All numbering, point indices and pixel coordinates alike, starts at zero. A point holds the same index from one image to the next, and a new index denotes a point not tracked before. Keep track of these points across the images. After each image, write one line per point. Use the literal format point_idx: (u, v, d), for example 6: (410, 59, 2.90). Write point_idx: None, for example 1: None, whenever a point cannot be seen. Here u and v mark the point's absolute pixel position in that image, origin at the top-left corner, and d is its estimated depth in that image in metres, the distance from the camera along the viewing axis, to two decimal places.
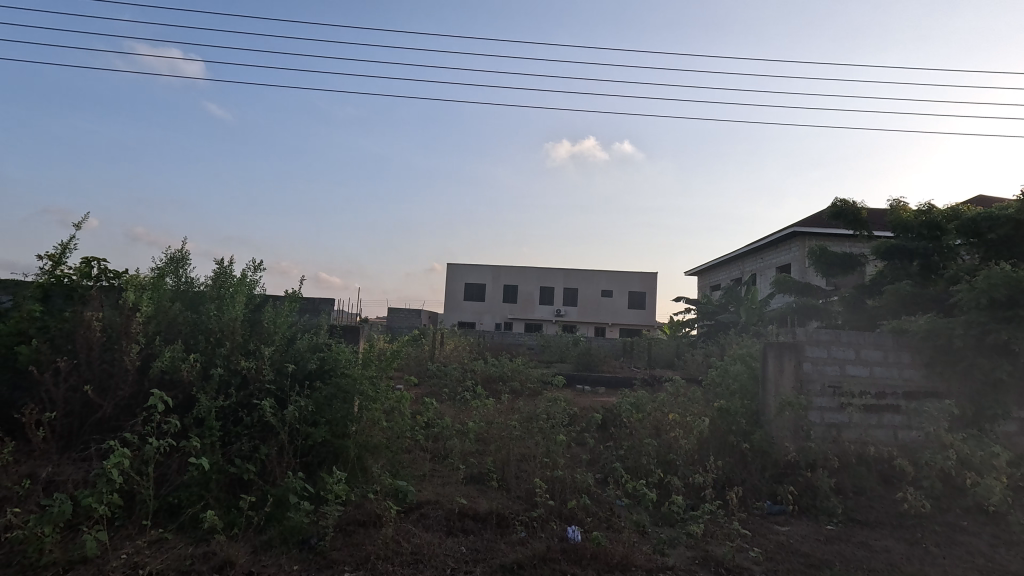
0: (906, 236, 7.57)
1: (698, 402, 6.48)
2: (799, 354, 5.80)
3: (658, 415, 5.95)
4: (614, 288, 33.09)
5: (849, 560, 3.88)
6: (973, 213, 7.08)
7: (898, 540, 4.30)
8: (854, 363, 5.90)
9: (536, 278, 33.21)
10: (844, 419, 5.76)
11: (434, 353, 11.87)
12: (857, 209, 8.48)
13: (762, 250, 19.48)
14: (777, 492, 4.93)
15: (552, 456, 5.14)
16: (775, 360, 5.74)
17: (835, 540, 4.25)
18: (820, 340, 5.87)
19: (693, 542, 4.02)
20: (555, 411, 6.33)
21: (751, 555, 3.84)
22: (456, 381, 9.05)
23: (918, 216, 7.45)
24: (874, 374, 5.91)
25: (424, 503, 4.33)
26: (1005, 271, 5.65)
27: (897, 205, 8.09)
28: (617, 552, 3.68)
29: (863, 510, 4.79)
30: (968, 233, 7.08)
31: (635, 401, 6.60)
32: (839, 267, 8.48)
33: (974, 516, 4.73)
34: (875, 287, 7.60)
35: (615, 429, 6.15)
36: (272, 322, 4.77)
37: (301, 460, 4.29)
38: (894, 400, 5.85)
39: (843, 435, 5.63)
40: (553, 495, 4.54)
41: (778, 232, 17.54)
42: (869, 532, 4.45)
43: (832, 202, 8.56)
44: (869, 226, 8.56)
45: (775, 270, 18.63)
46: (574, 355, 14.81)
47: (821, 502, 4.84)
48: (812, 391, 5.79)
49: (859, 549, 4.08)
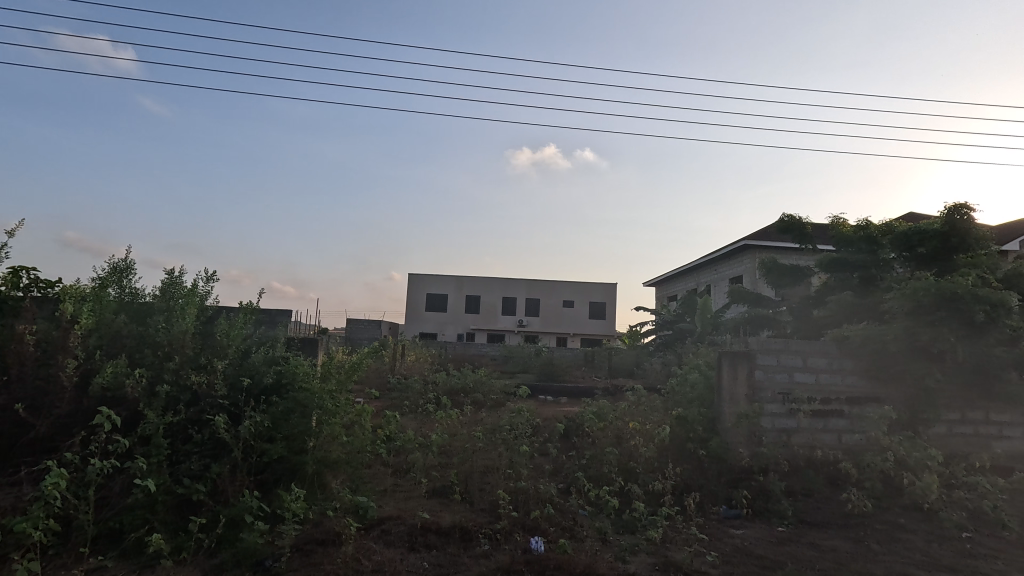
0: (847, 249, 8.01)
1: (657, 411, 6.63)
2: (751, 362, 6.03)
3: (619, 425, 6.13)
4: (576, 298, 33.49)
5: (799, 560, 4.04)
6: (905, 228, 7.66)
7: (844, 539, 4.52)
8: (802, 370, 6.19)
9: (499, 288, 33.27)
10: (794, 424, 6.00)
11: (395, 365, 11.72)
12: (803, 223, 8.95)
13: (715, 262, 20.24)
14: (732, 496, 5.08)
15: (516, 467, 5.14)
16: (729, 369, 5.96)
17: (786, 542, 4.41)
18: (771, 348, 6.13)
19: (654, 549, 4.08)
20: (518, 422, 6.35)
21: (708, 559, 3.94)
22: (418, 393, 8.95)
23: (857, 231, 7.94)
24: (820, 381, 6.21)
25: (385, 519, 4.26)
26: (931, 281, 6.09)
27: (838, 220, 8.61)
28: (579, 562, 3.69)
29: (812, 512, 5.00)
30: (899, 247, 7.62)
31: (597, 410, 6.74)
32: (787, 279, 8.88)
33: (911, 513, 5.03)
34: (820, 297, 8.00)
35: (578, 439, 6.23)
36: (225, 334, 4.57)
37: (256, 478, 4.15)
38: (839, 405, 6.14)
39: (793, 440, 5.90)
40: (516, 507, 4.52)
41: (731, 245, 18.27)
42: (817, 532, 4.65)
43: (779, 217, 9.00)
44: (813, 240, 9.03)
45: (729, 281, 19.34)
46: (536, 366, 14.91)
47: (773, 505, 5.02)
48: (764, 398, 6.01)
49: (808, 549, 4.25)
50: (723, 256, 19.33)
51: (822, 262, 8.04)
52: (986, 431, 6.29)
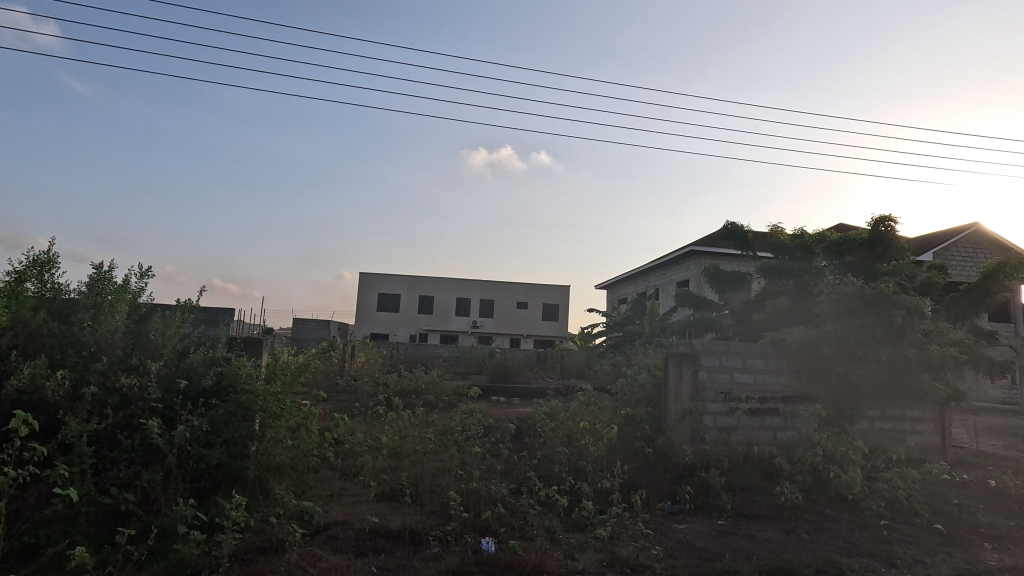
0: (784, 256, 8.49)
1: (607, 411, 6.79)
2: (695, 362, 6.29)
3: (569, 425, 6.22)
4: (530, 300, 33.73)
5: (737, 551, 4.25)
6: (835, 237, 8.23)
7: (777, 530, 4.78)
8: (742, 371, 6.51)
9: (453, 289, 33.05)
10: (734, 422, 6.30)
11: (344, 367, 11.40)
12: (745, 231, 9.42)
13: (664, 266, 20.93)
14: (676, 493, 5.27)
15: (467, 468, 5.13)
16: (675, 370, 6.19)
17: (725, 534, 4.63)
18: (713, 350, 6.42)
19: (601, 545, 4.17)
20: (470, 423, 6.33)
21: (653, 553, 4.08)
22: (368, 395, 8.75)
23: (793, 238, 8.45)
24: (758, 381, 6.55)
25: (332, 525, 4.15)
26: (857, 287, 6.56)
27: (776, 229, 9.12)
28: (529, 561, 3.73)
29: (749, 505, 5.26)
30: (829, 255, 8.18)
31: (549, 410, 6.83)
32: (729, 284, 9.31)
33: (837, 504, 5.39)
34: (759, 302, 8.44)
35: (529, 439, 6.29)
36: (160, 333, 4.30)
37: (192, 485, 3.93)
38: (775, 404, 6.50)
39: (732, 438, 6.20)
40: (467, 508, 4.51)
41: (678, 250, 18.95)
42: (754, 524, 4.90)
43: (723, 224, 9.45)
44: (753, 247, 9.52)
45: (676, 284, 20.04)
46: (489, 367, 14.91)
47: (714, 500, 5.25)
48: (707, 397, 6.28)
49: (745, 541, 4.47)
50: (671, 260, 20.02)
51: (762, 268, 8.50)
52: (903, 426, 6.83)
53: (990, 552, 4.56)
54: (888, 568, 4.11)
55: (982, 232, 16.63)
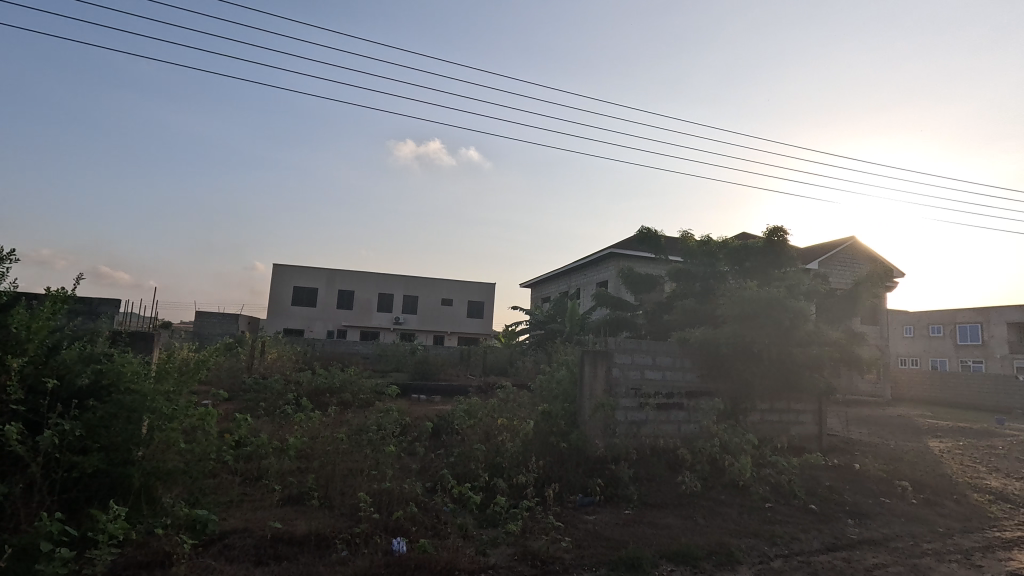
0: (691, 261, 9.10)
1: (524, 407, 6.91)
2: (609, 360, 6.58)
3: (487, 422, 6.26)
4: (454, 297, 33.48)
5: (640, 538, 4.49)
6: (736, 244, 8.99)
7: (677, 516, 5.12)
8: (651, 368, 6.89)
9: (375, 284, 32.06)
10: (643, 416, 6.66)
11: (252, 364, 10.69)
12: (658, 235, 9.98)
13: (585, 267, 21.65)
14: (587, 485, 5.48)
15: (381, 468, 5.00)
16: (590, 367, 6.43)
17: (630, 523, 4.88)
18: (626, 348, 6.74)
19: (513, 539, 4.24)
20: (385, 422, 6.18)
21: (562, 545, 4.21)
22: (277, 394, 8.26)
23: (700, 244, 9.07)
24: (666, 377, 6.97)
25: (228, 533, 3.87)
26: (753, 291, 7.18)
27: (686, 235, 9.74)
28: (441, 559, 3.70)
29: (653, 494, 5.58)
30: (731, 261, 8.87)
31: (467, 407, 6.84)
32: (643, 285, 9.81)
33: (729, 490, 5.87)
34: (669, 303, 8.98)
35: (446, 437, 6.25)
36: (25, 325, 3.76)
37: (62, 497, 3.49)
38: (679, 399, 6.95)
39: (641, 431, 6.54)
40: (379, 509, 4.40)
41: (598, 252, 19.69)
42: (656, 512, 5.21)
43: (639, 228, 9.95)
44: (665, 251, 10.11)
45: (596, 285, 20.80)
46: (410, 364, 14.62)
47: (622, 491, 5.52)
48: (619, 393, 6.58)
49: (647, 528, 4.74)
50: (592, 262, 20.75)
51: (672, 271, 9.04)
52: (787, 418, 7.58)
53: (852, 527, 5.18)
54: (770, 547, 4.54)
55: (857, 245, 18.81)
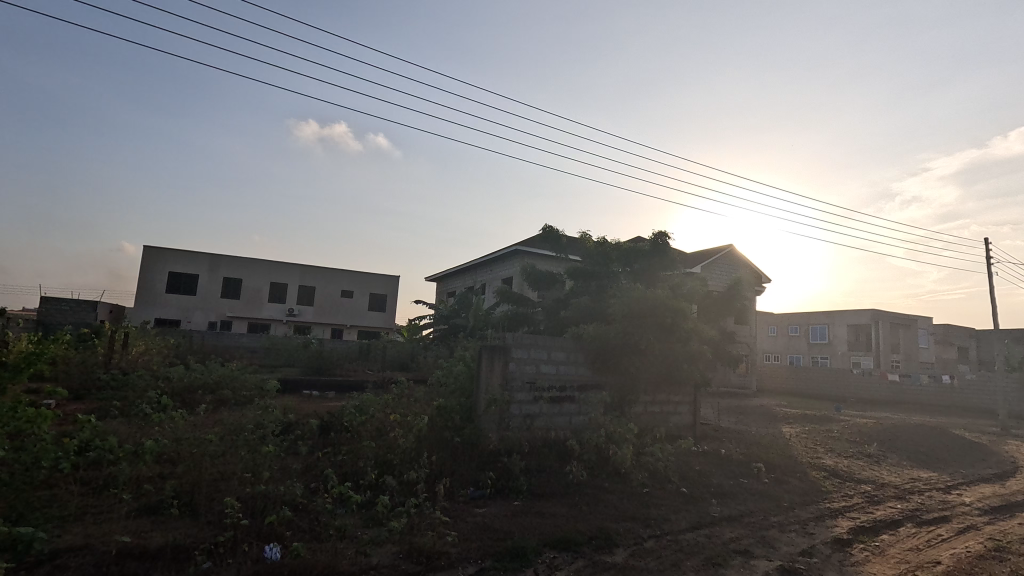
0: (588, 260, 9.50)
1: (420, 402, 6.80)
2: (506, 355, 6.68)
3: (380, 418, 6.07)
4: (355, 289, 32.06)
5: (526, 528, 4.60)
6: (628, 246, 9.52)
7: (563, 505, 5.33)
8: (546, 363, 7.10)
9: (266, 272, 29.75)
10: (536, 410, 6.85)
11: (111, 358, 9.43)
12: (559, 234, 10.30)
13: (491, 263, 21.82)
14: (479, 479, 5.52)
15: (257, 470, 4.64)
16: (487, 361, 6.48)
17: (518, 514, 4.99)
18: (523, 343, 6.88)
19: (399, 538, 4.15)
20: (266, 421, 5.75)
21: (449, 539, 4.20)
22: (139, 392, 7.35)
23: (597, 245, 9.50)
24: (560, 372, 7.23)
25: (62, 552, 3.35)
26: (641, 291, 7.67)
27: (584, 236, 10.16)
28: (318, 563, 3.52)
29: (541, 484, 5.76)
30: (624, 262, 9.42)
31: (359, 403, 6.57)
32: (543, 283, 10.08)
33: (612, 478, 6.23)
34: (566, 300, 9.31)
35: (335, 435, 5.96)
36: None
37: None
38: (572, 392, 7.25)
39: (534, 424, 6.73)
40: (251, 514, 4.08)
41: (504, 248, 19.94)
42: (544, 502, 5.38)
43: (541, 227, 10.20)
44: (565, 250, 10.47)
45: (501, 281, 21.05)
46: (302, 359, 13.77)
47: (512, 483, 5.63)
48: (514, 387, 6.71)
49: (534, 518, 4.88)
50: (497, 258, 20.96)
51: (570, 269, 9.38)
52: (666, 408, 8.23)
53: (715, 506, 5.74)
54: (644, 529, 4.88)
55: (734, 253, 20.90)
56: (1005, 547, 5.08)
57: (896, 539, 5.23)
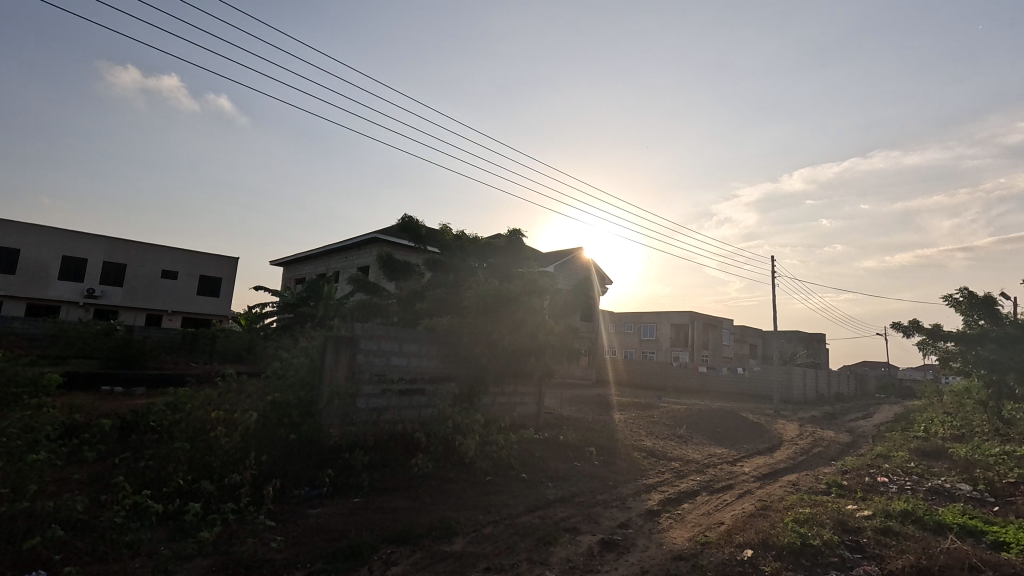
0: (447, 253, 9.49)
1: (251, 397, 6.16)
2: (354, 346, 6.37)
3: (199, 416, 5.37)
4: (181, 269, 27.68)
5: (364, 525, 4.44)
6: (486, 241, 9.71)
7: (405, 498, 5.25)
8: (397, 355, 6.93)
9: (58, 244, 24.37)
10: (384, 403, 6.66)
11: None
12: (418, 225, 10.11)
13: (346, 250, 20.63)
14: (315, 477, 5.20)
15: (21, 483, 3.79)
16: (332, 352, 6.12)
17: (356, 511, 4.79)
18: (373, 334, 6.63)
19: (211, 549, 3.71)
20: (41, 423, 4.72)
21: (273, 545, 3.87)
22: None
23: (456, 238, 9.53)
24: (411, 364, 7.12)
25: None
26: (495, 286, 7.89)
27: (444, 228, 10.13)
28: None
29: (384, 479, 5.60)
30: (481, 257, 9.59)
31: (174, 399, 5.73)
32: (399, 273, 9.81)
33: (457, 468, 6.31)
34: (422, 292, 9.19)
35: (138, 438, 5.13)
36: None
37: None
38: (422, 385, 7.19)
39: (380, 418, 6.53)
40: (8, 539, 3.33)
41: (361, 235, 19.02)
42: (385, 497, 5.24)
43: (400, 215, 9.91)
44: (424, 241, 10.32)
45: (356, 269, 20.03)
46: (102, 349, 11.55)
47: (352, 479, 5.39)
48: (361, 379, 6.44)
49: (373, 514, 4.73)
50: (353, 245, 19.90)
51: (428, 261, 9.27)
52: (513, 399, 8.62)
53: (550, 489, 6.16)
54: (484, 515, 5.04)
55: (582, 255, 22.65)
56: (768, 506, 6.29)
57: (692, 506, 6.15)
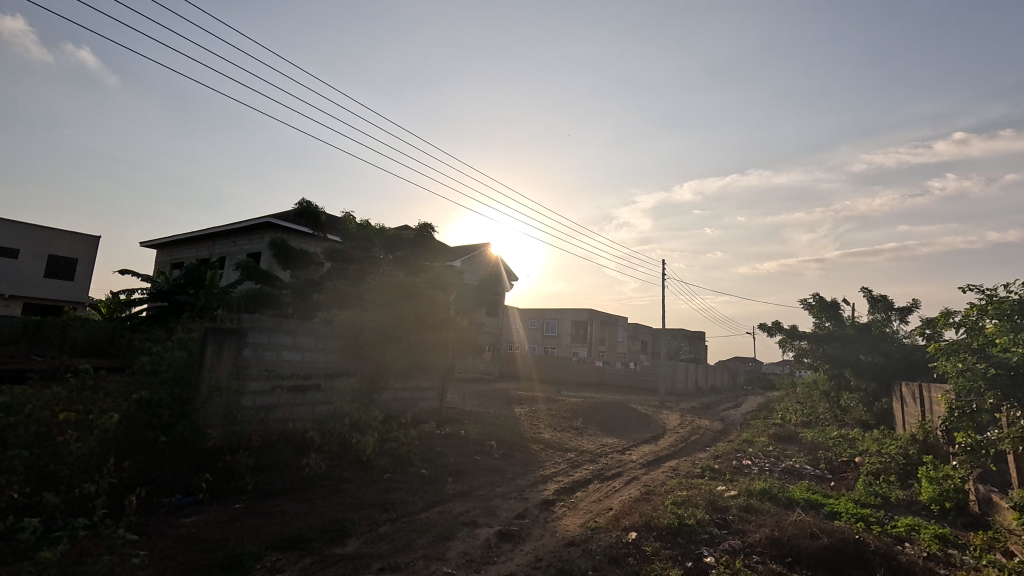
0: (349, 242, 9.06)
1: (112, 396, 5.45)
2: (240, 339, 5.87)
3: (43, 418, 4.65)
4: (23, 246, 23.60)
5: (246, 532, 4.11)
6: (392, 232, 9.41)
7: (294, 501, 4.95)
8: (290, 349, 6.50)
9: None
10: (273, 400, 6.21)
11: None
12: (318, 211, 9.54)
13: (234, 234, 18.89)
14: (190, 483, 4.77)
15: None
16: (214, 346, 5.57)
17: (238, 517, 4.42)
18: (263, 326, 6.15)
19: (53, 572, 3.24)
20: None
21: (134, 562, 3.46)
22: None
23: (359, 227, 9.13)
24: (305, 358, 6.71)
25: None
26: (399, 279, 7.69)
27: (347, 216, 9.66)
28: None
29: (271, 481, 5.23)
30: (386, 248, 9.28)
31: (10, 399, 4.89)
32: (295, 261, 9.18)
33: (353, 466, 6.07)
34: (320, 283, 8.69)
35: None
36: None
37: None
38: (317, 380, 6.81)
39: (269, 416, 6.09)
40: None
41: (252, 219, 17.52)
42: (271, 500, 4.90)
43: (298, 200, 9.28)
44: (325, 229, 9.76)
45: (245, 256, 18.43)
46: None
47: (234, 483, 4.97)
48: (248, 375, 5.95)
49: (257, 519, 4.40)
50: (243, 229, 18.28)
51: (328, 250, 8.79)
52: (414, 394, 8.47)
53: (450, 484, 6.15)
54: (380, 514, 4.91)
55: (490, 251, 22.81)
56: (652, 490, 6.82)
57: (585, 494, 6.49)
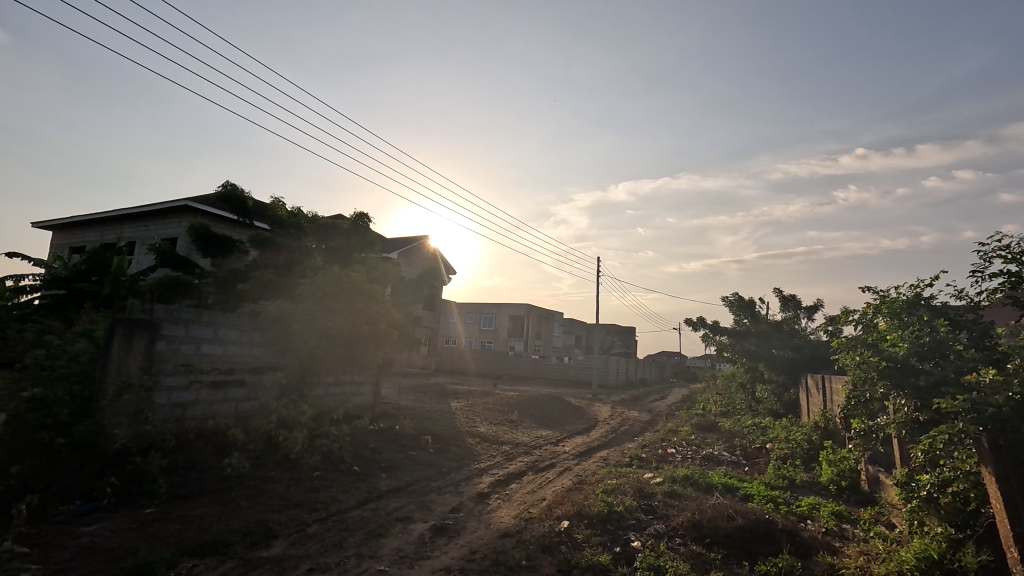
0: (278, 230, 8.61)
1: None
2: (153, 332, 5.43)
3: None
4: None
5: (158, 539, 3.82)
6: (325, 221, 9.04)
7: (214, 503, 4.66)
8: (210, 342, 6.09)
9: None
10: (191, 397, 5.80)
11: None
12: (244, 196, 8.98)
13: (146, 217, 17.37)
14: (93, 488, 4.36)
15: None
16: (122, 339, 5.12)
17: (149, 523, 4.10)
18: (179, 318, 5.73)
19: None
20: None
21: None
22: None
23: (289, 215, 8.70)
24: (227, 352, 6.32)
25: None
26: (332, 270, 7.41)
27: (276, 203, 9.17)
28: None
29: (188, 483, 4.89)
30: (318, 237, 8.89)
31: None
32: (218, 248, 8.60)
33: (280, 465, 5.78)
34: (246, 272, 8.20)
35: None
36: None
37: None
38: (240, 375, 6.43)
39: (185, 414, 5.68)
40: None
41: (168, 202, 16.20)
42: (188, 503, 4.58)
43: (221, 183, 8.69)
44: (251, 215, 9.21)
45: (158, 241, 17.00)
46: None
47: (145, 486, 4.59)
48: (161, 370, 5.53)
49: (172, 524, 4.10)
50: (157, 212, 16.85)
51: (254, 238, 8.30)
52: (347, 389, 8.20)
53: (383, 480, 6.02)
54: (309, 513, 4.73)
55: (428, 244, 22.47)
56: (584, 480, 7.05)
57: (520, 486, 6.59)
